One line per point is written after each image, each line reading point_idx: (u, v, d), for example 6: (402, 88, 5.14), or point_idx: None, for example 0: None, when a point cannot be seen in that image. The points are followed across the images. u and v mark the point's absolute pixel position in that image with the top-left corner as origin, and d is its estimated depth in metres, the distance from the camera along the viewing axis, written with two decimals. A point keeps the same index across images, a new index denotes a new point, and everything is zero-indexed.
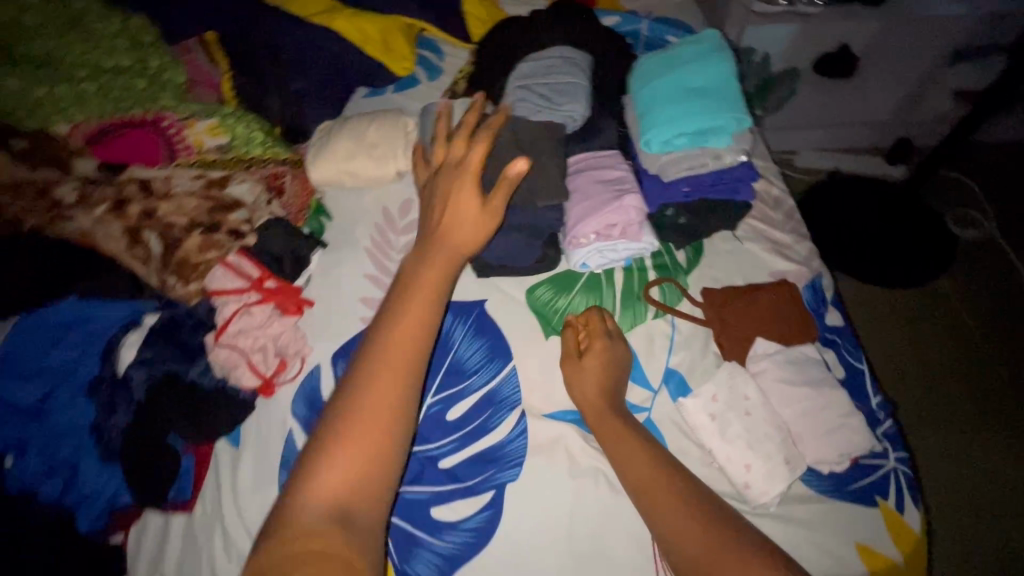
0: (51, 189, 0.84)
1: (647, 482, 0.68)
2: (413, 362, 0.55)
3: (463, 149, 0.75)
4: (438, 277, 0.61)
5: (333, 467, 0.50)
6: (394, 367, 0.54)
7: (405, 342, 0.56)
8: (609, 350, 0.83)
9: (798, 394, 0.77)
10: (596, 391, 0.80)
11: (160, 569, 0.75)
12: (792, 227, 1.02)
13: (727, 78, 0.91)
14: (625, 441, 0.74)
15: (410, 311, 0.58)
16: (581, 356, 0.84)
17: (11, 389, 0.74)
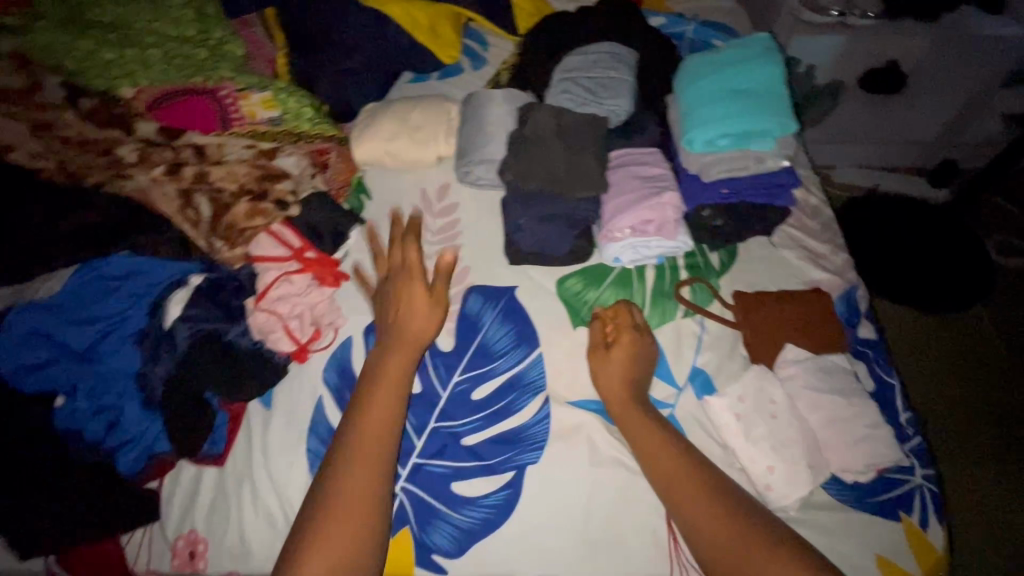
0: (113, 148, 0.88)
1: (672, 482, 0.71)
2: (379, 450, 0.71)
3: (400, 253, 0.91)
4: (397, 372, 0.78)
5: (322, 543, 0.63)
6: (365, 458, 0.70)
7: (372, 432, 0.72)
8: (638, 343, 0.84)
9: (826, 402, 0.77)
10: (621, 382, 0.81)
11: (190, 517, 0.78)
12: (829, 237, 1.01)
13: (775, 82, 0.91)
14: (651, 436, 0.75)
15: (377, 409, 0.74)
16: (609, 347, 0.84)
17: (65, 334, 0.78)
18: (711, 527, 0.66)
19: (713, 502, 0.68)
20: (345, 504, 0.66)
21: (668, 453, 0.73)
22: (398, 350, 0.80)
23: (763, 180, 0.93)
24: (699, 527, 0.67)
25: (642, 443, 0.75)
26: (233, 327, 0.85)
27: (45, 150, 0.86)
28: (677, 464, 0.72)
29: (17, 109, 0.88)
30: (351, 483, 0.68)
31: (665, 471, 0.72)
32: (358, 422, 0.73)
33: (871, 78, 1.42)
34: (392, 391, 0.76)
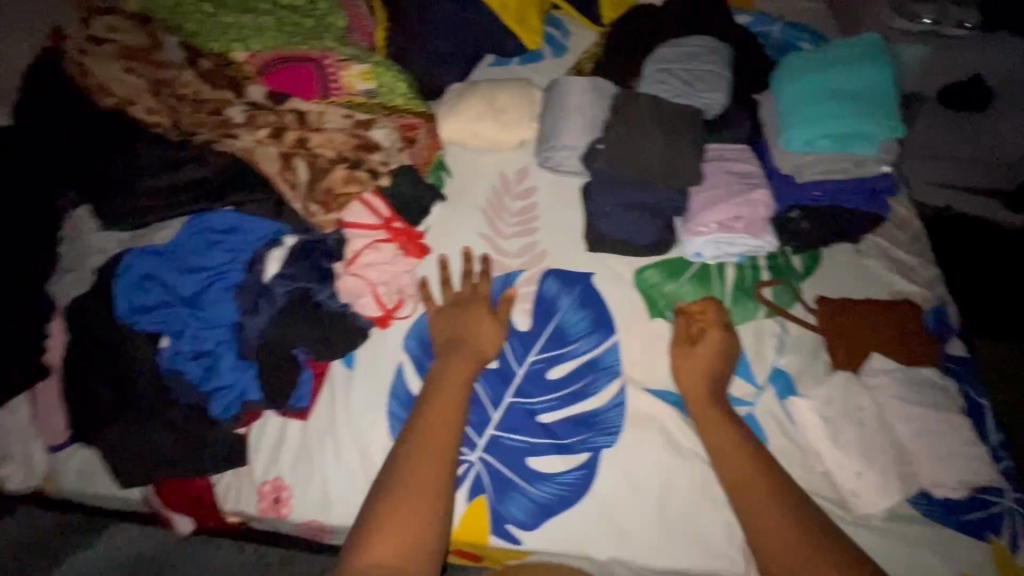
0: (223, 109, 0.92)
1: (743, 481, 0.71)
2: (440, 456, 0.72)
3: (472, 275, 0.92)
4: (456, 382, 0.79)
5: (383, 539, 0.65)
6: (425, 462, 0.71)
7: (433, 438, 0.74)
8: (722, 341, 0.83)
9: (918, 414, 0.75)
10: (702, 377, 0.81)
11: (278, 465, 0.82)
12: (919, 250, 0.97)
13: (884, 85, 0.89)
14: (727, 432, 0.75)
15: (441, 407, 0.76)
16: (694, 342, 0.84)
17: (173, 280, 0.83)
18: (778, 529, 0.66)
19: (784, 506, 0.68)
20: (406, 504, 0.68)
21: (741, 451, 0.73)
22: (459, 360, 0.82)
23: (860, 185, 0.91)
24: (770, 531, 0.67)
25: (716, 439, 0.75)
26: (321, 290, 0.87)
27: (161, 107, 0.91)
28: (752, 463, 0.72)
29: (138, 65, 0.92)
30: (411, 484, 0.69)
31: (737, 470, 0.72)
32: (417, 428, 0.75)
33: (951, 91, 1.29)
34: (452, 400, 0.77)
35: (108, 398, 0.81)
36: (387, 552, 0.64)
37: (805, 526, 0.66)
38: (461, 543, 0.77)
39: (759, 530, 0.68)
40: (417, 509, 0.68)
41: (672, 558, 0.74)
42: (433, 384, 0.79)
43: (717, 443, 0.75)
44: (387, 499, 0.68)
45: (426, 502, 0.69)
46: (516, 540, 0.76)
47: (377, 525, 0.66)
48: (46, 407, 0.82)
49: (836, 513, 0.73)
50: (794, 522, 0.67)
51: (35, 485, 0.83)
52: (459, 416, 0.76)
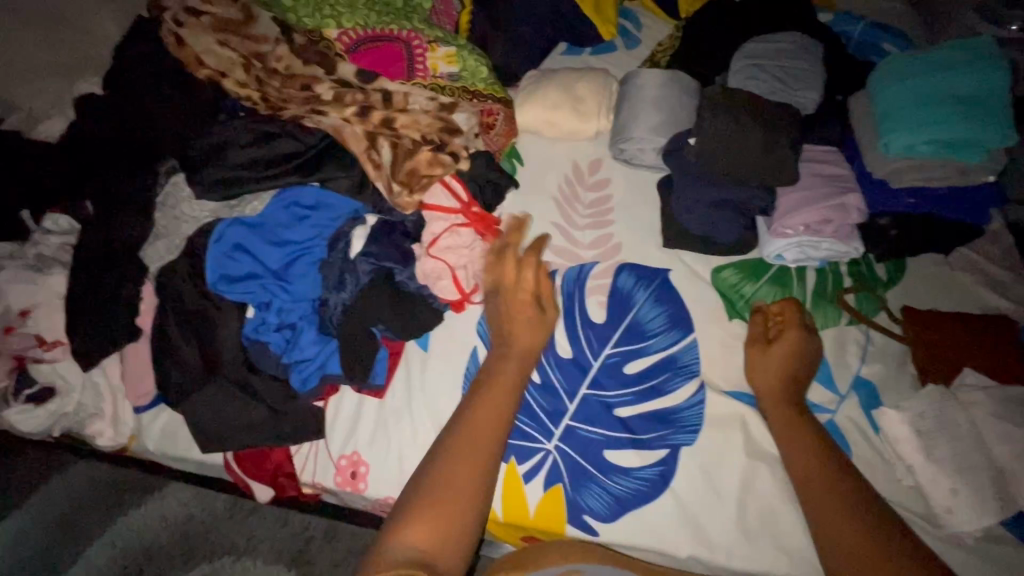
0: (312, 84, 0.93)
1: (822, 491, 0.70)
2: (479, 451, 0.72)
3: (515, 266, 0.88)
4: (508, 380, 0.78)
5: (418, 526, 0.65)
6: (465, 454, 0.71)
7: (477, 433, 0.73)
8: (800, 340, 0.81)
9: (1019, 434, 0.73)
10: (778, 378, 0.79)
11: (355, 439, 0.84)
12: (1013, 265, 0.92)
13: (996, 92, 0.85)
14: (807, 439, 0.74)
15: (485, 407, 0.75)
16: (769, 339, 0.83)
17: (260, 252, 0.84)
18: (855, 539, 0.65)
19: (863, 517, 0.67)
20: (443, 492, 0.68)
21: (821, 457, 0.72)
22: (508, 356, 0.81)
23: (953, 193, 0.89)
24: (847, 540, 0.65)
25: (794, 445, 0.74)
26: (402, 269, 0.87)
27: (251, 80, 0.92)
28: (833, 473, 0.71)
29: (232, 38, 0.93)
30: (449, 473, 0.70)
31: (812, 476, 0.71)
32: (461, 423, 0.75)
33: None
34: (500, 398, 0.77)
35: (195, 365, 0.83)
36: (420, 539, 0.65)
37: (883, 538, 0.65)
38: (536, 530, 0.78)
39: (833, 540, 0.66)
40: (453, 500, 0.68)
41: (750, 560, 0.73)
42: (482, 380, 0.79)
43: (795, 450, 0.74)
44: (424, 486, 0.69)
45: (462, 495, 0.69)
46: (593, 531, 0.76)
47: (414, 510, 0.67)
48: (135, 369, 0.85)
49: (926, 529, 0.72)
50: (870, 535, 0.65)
51: (121, 444, 0.87)
52: (507, 414, 0.76)
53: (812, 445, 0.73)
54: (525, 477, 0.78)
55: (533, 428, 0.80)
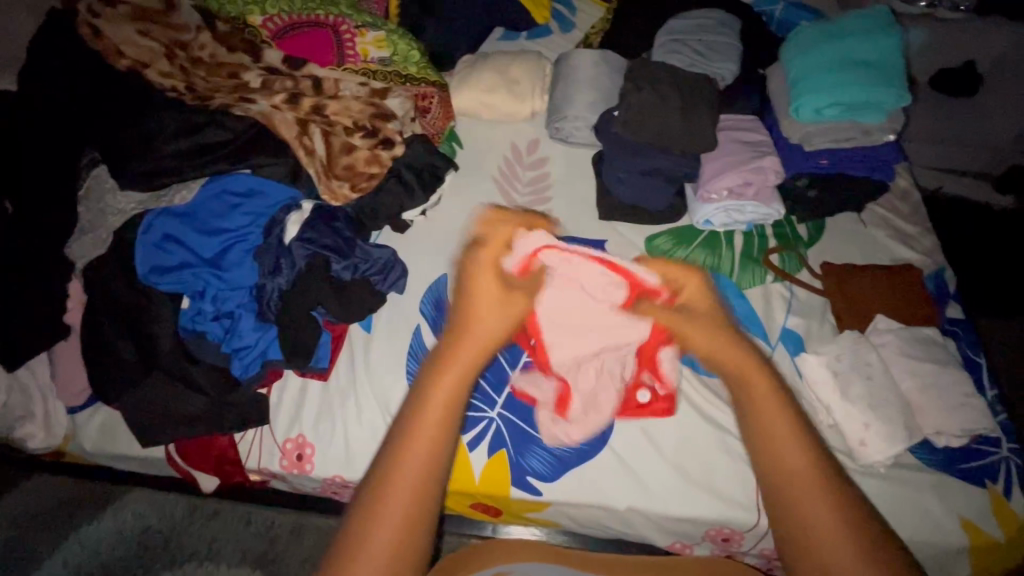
0: (239, 73, 0.92)
1: (820, 516, 0.45)
2: (432, 468, 0.44)
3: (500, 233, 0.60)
4: (452, 399, 0.46)
5: None
6: (411, 502, 0.43)
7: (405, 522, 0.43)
8: (707, 285, 0.57)
9: (921, 368, 0.80)
10: (726, 345, 0.51)
11: (299, 423, 0.83)
12: (920, 220, 0.98)
13: (892, 55, 0.92)
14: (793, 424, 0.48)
15: (412, 455, 0.44)
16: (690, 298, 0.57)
17: (193, 241, 0.84)
18: None
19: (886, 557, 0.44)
20: (393, 533, 0.43)
21: (818, 453, 0.47)
22: (476, 326, 0.49)
23: (863, 154, 0.93)
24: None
25: (787, 434, 0.47)
26: (338, 258, 0.85)
27: (177, 70, 0.91)
28: (835, 483, 0.46)
29: (152, 28, 0.91)
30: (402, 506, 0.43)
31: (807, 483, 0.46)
32: (383, 489, 0.44)
33: (943, 77, 1.27)
34: (468, 378, 0.47)
35: (130, 358, 0.81)
36: None
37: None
38: (483, 496, 0.80)
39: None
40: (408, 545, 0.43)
41: (687, 508, 0.76)
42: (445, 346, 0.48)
43: (778, 442, 0.47)
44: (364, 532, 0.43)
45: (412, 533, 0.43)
46: (536, 491, 0.78)
47: None
48: (67, 366, 0.84)
49: (844, 462, 0.77)
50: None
51: (55, 445, 0.85)
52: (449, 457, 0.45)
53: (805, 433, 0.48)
54: (469, 445, 0.80)
55: (476, 398, 0.82)
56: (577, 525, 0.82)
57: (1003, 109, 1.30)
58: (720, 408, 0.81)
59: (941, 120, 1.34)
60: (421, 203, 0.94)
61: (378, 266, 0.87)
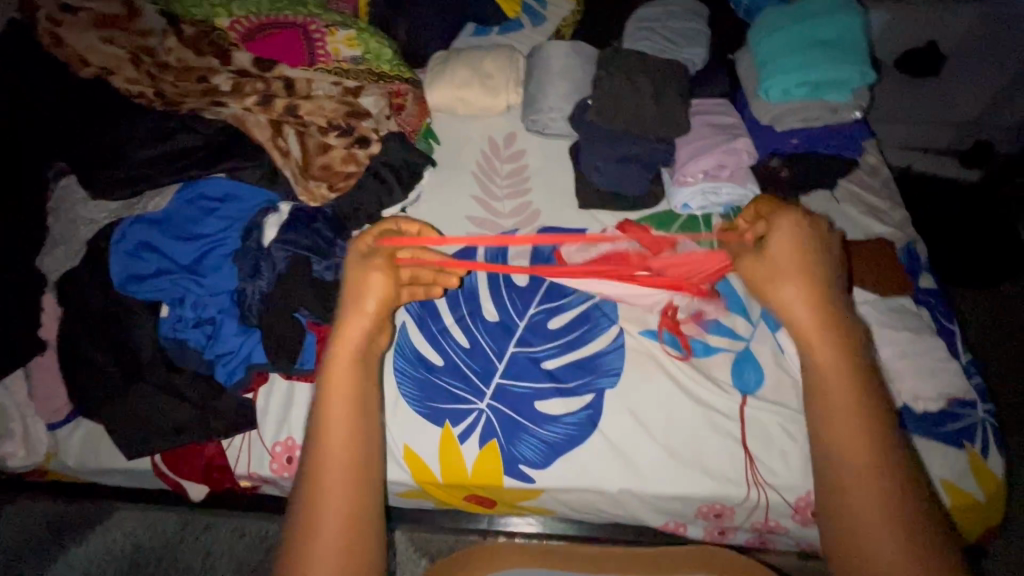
0: (209, 76, 0.91)
1: (852, 476, 0.51)
2: (352, 417, 0.55)
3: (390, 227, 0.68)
4: (348, 361, 0.57)
5: None
6: (341, 444, 0.54)
7: (335, 465, 0.53)
8: (791, 241, 0.61)
9: (897, 336, 0.82)
10: (808, 300, 0.58)
11: (287, 426, 0.82)
12: (890, 194, 1.01)
13: (854, 34, 0.94)
14: (854, 398, 0.53)
15: (333, 414, 0.55)
16: (784, 245, 0.61)
17: (171, 247, 0.83)
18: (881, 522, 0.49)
19: (912, 519, 0.48)
20: (334, 467, 0.53)
21: (875, 427, 0.52)
22: (353, 313, 0.60)
23: (831, 132, 0.96)
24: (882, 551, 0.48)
25: (841, 402, 0.53)
26: (319, 259, 0.84)
27: (143, 76, 0.89)
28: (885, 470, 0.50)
29: (117, 34, 0.90)
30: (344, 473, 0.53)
31: (856, 454, 0.51)
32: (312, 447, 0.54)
33: (908, 59, 1.30)
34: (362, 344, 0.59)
35: (111, 370, 0.80)
36: None
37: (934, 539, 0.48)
38: (477, 487, 0.80)
39: (850, 538, 0.50)
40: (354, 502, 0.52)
41: (679, 486, 0.77)
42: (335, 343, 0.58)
43: (829, 410, 0.54)
44: (315, 502, 0.51)
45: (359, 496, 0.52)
46: (529, 479, 0.78)
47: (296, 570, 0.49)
48: (45, 381, 0.82)
49: None
50: (915, 542, 0.47)
51: (36, 463, 0.83)
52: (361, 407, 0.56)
53: (859, 405, 0.53)
54: (460, 438, 0.80)
55: (466, 391, 0.82)
56: (572, 511, 0.83)
57: (963, 85, 1.34)
58: (705, 386, 0.82)
59: (905, 99, 1.38)
60: (400, 201, 0.93)
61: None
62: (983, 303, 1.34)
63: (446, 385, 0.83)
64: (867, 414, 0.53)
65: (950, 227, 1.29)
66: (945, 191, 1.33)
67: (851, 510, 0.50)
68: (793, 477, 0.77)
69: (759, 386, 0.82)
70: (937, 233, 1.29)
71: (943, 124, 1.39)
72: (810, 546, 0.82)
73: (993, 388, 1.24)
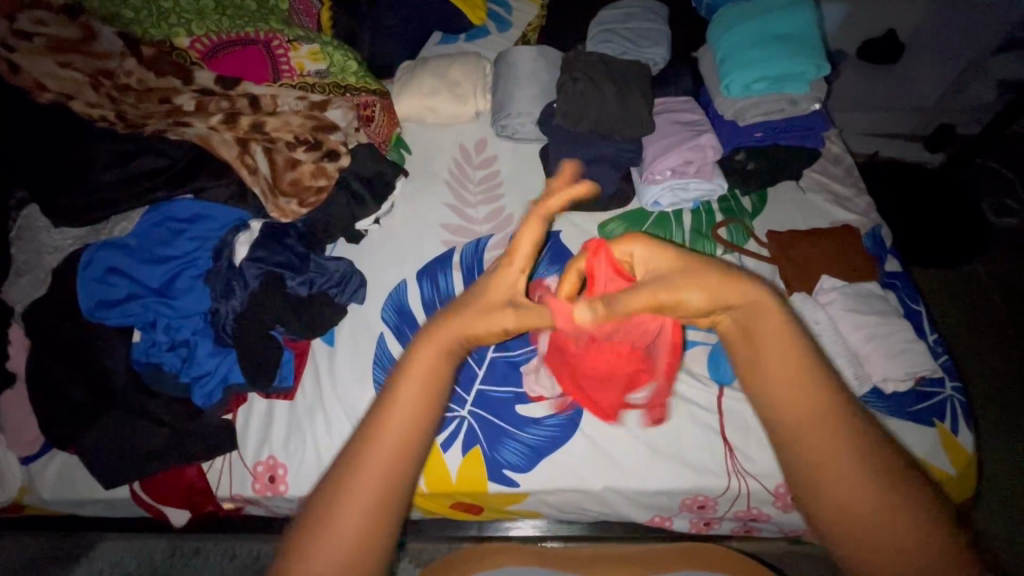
0: (171, 96, 0.91)
1: (823, 444, 0.40)
2: (422, 415, 0.39)
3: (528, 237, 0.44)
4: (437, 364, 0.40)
5: None
6: (393, 443, 0.39)
7: (378, 468, 0.38)
8: (681, 266, 0.46)
9: (866, 320, 0.84)
10: (700, 278, 0.45)
11: (268, 445, 0.82)
12: (854, 181, 1.03)
13: (808, 28, 0.96)
14: (796, 355, 0.42)
15: (400, 400, 0.39)
16: (681, 279, 0.45)
17: (141, 271, 0.82)
18: (865, 495, 0.39)
19: (894, 470, 0.40)
20: (374, 468, 0.38)
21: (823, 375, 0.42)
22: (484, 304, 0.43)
23: (792, 123, 0.97)
24: (871, 522, 0.38)
25: (784, 363, 0.42)
26: (292, 275, 0.84)
27: (104, 99, 0.89)
28: (856, 437, 0.40)
29: (74, 58, 0.89)
30: (370, 478, 0.38)
31: (819, 417, 0.40)
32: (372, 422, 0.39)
33: (868, 47, 1.32)
34: (454, 355, 0.41)
35: (83, 399, 0.78)
36: None
37: (911, 488, 0.40)
38: (462, 494, 0.80)
39: (829, 510, 0.39)
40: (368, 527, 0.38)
41: (661, 481, 0.78)
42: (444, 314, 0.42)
43: (772, 380, 0.42)
44: (329, 502, 0.38)
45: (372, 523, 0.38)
46: (514, 483, 0.79)
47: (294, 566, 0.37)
48: (17, 414, 0.80)
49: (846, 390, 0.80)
50: (893, 494, 0.39)
51: (10, 498, 0.81)
52: (430, 411, 0.40)
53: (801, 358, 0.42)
54: (443, 446, 0.80)
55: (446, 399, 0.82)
56: (559, 512, 0.84)
57: (920, 71, 1.38)
58: (682, 380, 0.83)
59: (865, 87, 1.42)
60: (373, 212, 0.93)
61: (348, 291, 0.87)
62: (950, 284, 1.37)
63: None
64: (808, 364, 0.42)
65: (916, 208, 1.32)
66: (909, 175, 1.37)
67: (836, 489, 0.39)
68: (771, 464, 0.78)
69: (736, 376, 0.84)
70: (903, 217, 1.32)
71: (903, 111, 1.44)
72: (793, 532, 0.84)
73: (964, 367, 1.27)
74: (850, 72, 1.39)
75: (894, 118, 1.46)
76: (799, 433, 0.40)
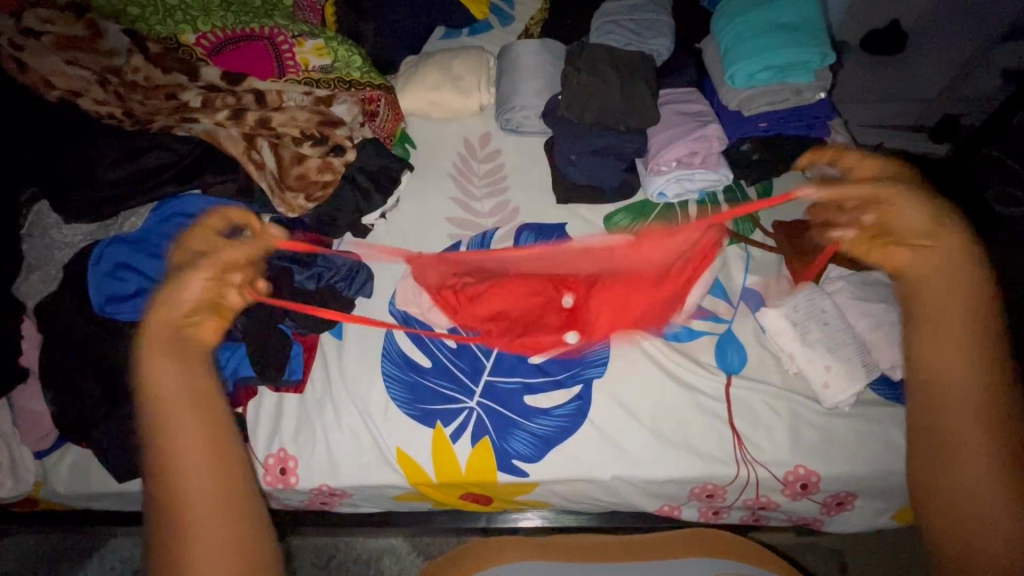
0: (178, 93, 0.91)
1: (957, 405, 0.63)
2: (183, 368, 0.60)
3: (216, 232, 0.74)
4: (175, 331, 0.63)
5: (197, 536, 0.54)
6: (179, 393, 0.59)
7: (177, 411, 0.58)
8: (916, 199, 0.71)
9: (873, 308, 0.84)
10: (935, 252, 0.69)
11: (279, 435, 0.83)
12: None
13: (810, 17, 0.97)
14: (968, 337, 0.65)
15: (161, 371, 0.59)
16: (908, 207, 0.71)
17: (152, 265, 0.83)
18: (973, 439, 0.62)
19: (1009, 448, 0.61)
20: (182, 408, 0.58)
21: (976, 360, 0.64)
22: (174, 300, 0.63)
23: (798, 113, 0.97)
24: (971, 460, 0.61)
25: (945, 352, 0.66)
26: (300, 269, 0.85)
27: (111, 97, 0.89)
28: (986, 403, 0.63)
29: (81, 56, 0.89)
30: (185, 422, 0.58)
31: (957, 384, 0.64)
32: (150, 408, 0.58)
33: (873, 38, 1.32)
34: (178, 330, 0.63)
35: (95, 394, 0.79)
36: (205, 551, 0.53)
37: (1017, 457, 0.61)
38: (471, 485, 0.80)
39: (943, 437, 0.64)
40: (228, 513, 0.56)
41: (670, 470, 0.78)
42: (145, 373, 0.59)
43: (943, 346, 0.66)
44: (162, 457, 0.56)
45: (235, 503, 0.57)
46: (523, 473, 0.79)
47: (172, 503, 0.55)
48: (31, 411, 0.81)
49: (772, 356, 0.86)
50: (995, 449, 0.61)
51: (24, 492, 0.82)
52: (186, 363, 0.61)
53: (969, 346, 0.65)
54: (452, 438, 0.81)
55: (454, 390, 0.83)
56: (568, 502, 0.84)
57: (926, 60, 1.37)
58: (692, 370, 0.83)
59: (869, 78, 1.42)
60: (379, 206, 0.94)
61: (357, 288, 0.88)
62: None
63: (435, 385, 0.83)
64: (976, 352, 0.65)
65: None
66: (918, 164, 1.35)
67: (954, 444, 0.63)
68: (780, 452, 0.78)
69: (743, 366, 0.84)
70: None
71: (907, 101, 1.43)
72: (801, 520, 0.84)
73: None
74: (854, 63, 1.39)
75: (898, 108, 1.46)
76: (935, 380, 0.66)
